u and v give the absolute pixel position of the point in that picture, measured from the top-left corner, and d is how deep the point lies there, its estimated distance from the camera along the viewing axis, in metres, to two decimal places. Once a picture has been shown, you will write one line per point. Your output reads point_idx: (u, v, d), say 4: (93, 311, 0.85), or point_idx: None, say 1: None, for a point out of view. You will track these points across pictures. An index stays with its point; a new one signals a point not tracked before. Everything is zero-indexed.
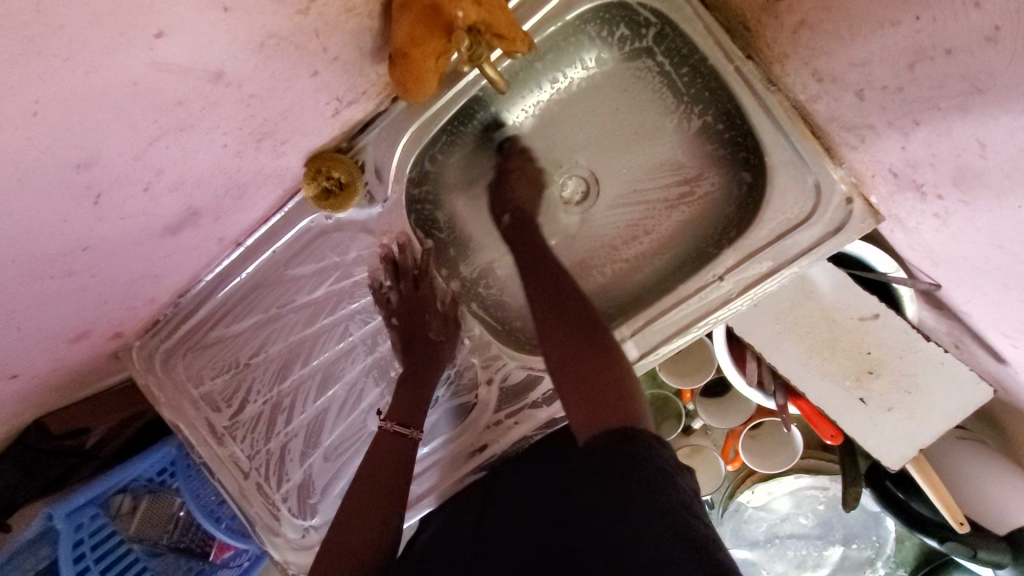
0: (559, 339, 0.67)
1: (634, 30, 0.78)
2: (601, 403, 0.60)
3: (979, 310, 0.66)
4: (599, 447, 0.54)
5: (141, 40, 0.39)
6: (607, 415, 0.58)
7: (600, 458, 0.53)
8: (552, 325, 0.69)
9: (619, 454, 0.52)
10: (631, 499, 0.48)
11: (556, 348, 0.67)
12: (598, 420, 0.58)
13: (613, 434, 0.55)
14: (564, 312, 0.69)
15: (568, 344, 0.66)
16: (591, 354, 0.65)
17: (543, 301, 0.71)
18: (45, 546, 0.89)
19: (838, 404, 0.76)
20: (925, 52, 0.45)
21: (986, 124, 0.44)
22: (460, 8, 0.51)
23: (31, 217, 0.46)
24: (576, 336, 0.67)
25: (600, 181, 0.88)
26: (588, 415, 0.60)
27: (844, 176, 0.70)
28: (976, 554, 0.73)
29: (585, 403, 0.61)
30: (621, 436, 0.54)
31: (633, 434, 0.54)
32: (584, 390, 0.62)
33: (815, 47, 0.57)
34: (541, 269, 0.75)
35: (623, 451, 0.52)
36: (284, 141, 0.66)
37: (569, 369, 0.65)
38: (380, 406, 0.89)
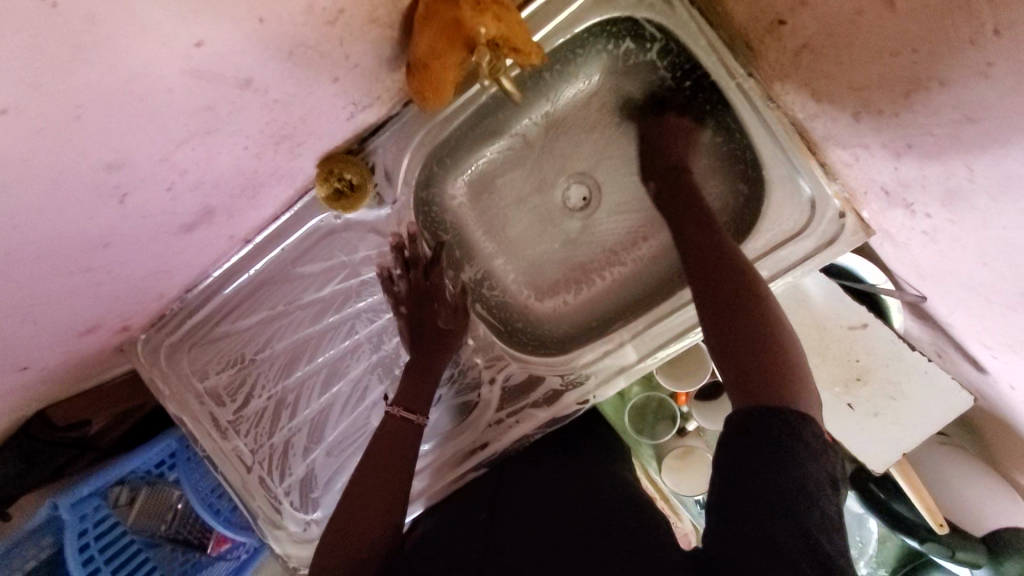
0: (721, 303, 0.62)
1: (639, 45, 0.81)
2: (763, 377, 0.55)
3: (962, 322, 0.69)
4: (761, 438, 0.51)
5: (182, 50, 0.41)
6: (771, 389, 0.54)
7: (751, 442, 0.51)
8: (712, 289, 0.63)
9: (772, 442, 0.50)
10: (771, 492, 0.48)
11: (716, 314, 0.61)
12: (760, 394, 0.54)
13: (783, 415, 0.51)
14: (729, 280, 0.63)
15: (727, 312, 0.61)
16: (755, 323, 0.59)
17: (703, 266, 0.66)
18: (48, 535, 0.91)
19: (827, 410, 0.79)
20: (920, 81, 0.48)
21: (975, 151, 0.47)
22: (482, 24, 0.53)
23: (61, 215, 0.47)
24: (738, 303, 0.61)
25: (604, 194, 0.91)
26: (744, 387, 0.55)
27: (838, 192, 0.73)
28: (954, 555, 0.77)
29: (744, 371, 0.56)
30: (790, 417, 0.51)
31: (804, 424, 0.51)
32: (744, 357, 0.57)
33: (815, 69, 0.60)
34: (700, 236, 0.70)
35: (777, 441, 0.50)
36: (300, 143, 0.68)
37: (726, 336, 0.59)
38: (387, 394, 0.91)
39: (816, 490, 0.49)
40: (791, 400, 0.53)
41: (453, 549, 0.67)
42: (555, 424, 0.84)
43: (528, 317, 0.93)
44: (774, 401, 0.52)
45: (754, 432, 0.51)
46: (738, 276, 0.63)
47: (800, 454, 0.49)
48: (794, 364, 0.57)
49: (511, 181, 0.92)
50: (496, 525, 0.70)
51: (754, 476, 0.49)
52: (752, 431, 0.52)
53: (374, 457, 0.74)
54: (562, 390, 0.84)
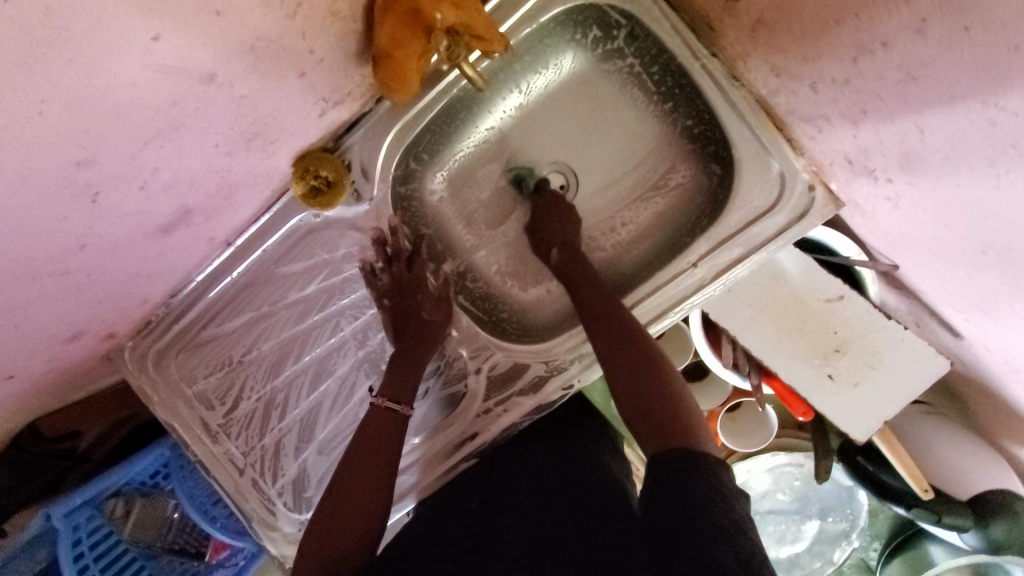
0: (623, 368, 0.70)
1: (606, 32, 0.82)
2: (667, 429, 0.64)
3: (933, 288, 0.70)
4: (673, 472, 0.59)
5: (141, 43, 0.42)
6: (672, 434, 0.63)
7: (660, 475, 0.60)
8: (612, 357, 0.72)
9: (674, 470, 0.59)
10: (685, 506, 0.55)
11: (621, 380, 0.70)
12: (664, 443, 0.63)
13: (682, 456, 0.60)
14: (625, 349, 0.72)
15: (631, 376, 0.69)
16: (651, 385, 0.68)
17: (605, 331, 0.74)
18: (43, 548, 0.92)
19: (809, 382, 0.80)
20: (866, 46, 0.49)
21: (923, 111, 0.49)
22: (438, 11, 0.55)
23: (34, 214, 0.48)
24: (638, 367, 0.70)
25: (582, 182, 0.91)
26: (654, 439, 0.64)
27: (806, 165, 0.74)
28: (941, 520, 0.77)
29: (651, 426, 0.65)
30: (684, 455, 0.60)
31: (699, 458, 0.60)
32: (650, 415, 0.66)
33: (772, 43, 0.61)
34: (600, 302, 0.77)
35: (680, 468, 0.59)
36: (272, 140, 0.69)
37: (633, 399, 0.68)
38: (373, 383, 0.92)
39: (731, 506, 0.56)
40: (691, 444, 0.62)
41: (441, 543, 0.67)
42: (541, 411, 0.85)
43: (512, 307, 0.94)
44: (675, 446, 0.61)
45: (661, 470, 0.60)
46: (634, 344, 0.72)
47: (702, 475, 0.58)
48: (689, 414, 0.66)
49: (488, 173, 0.93)
50: (497, 515, 0.69)
51: (667, 500, 0.57)
52: (660, 466, 0.61)
53: (362, 449, 0.75)
54: (548, 376, 0.85)
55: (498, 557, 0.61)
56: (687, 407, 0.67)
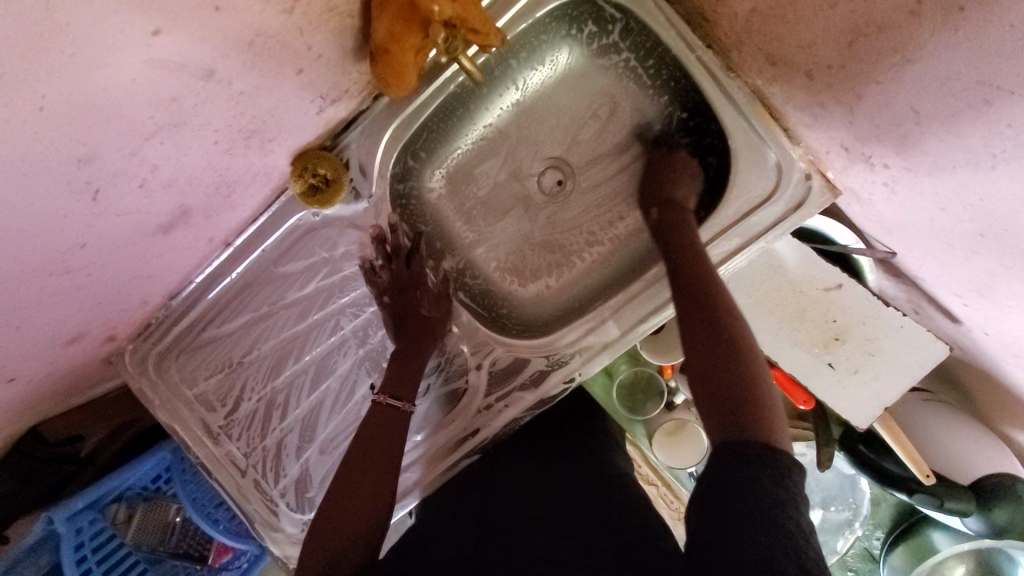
0: (706, 335, 0.62)
1: (601, 27, 0.82)
2: (739, 412, 0.56)
3: (931, 273, 0.71)
4: (737, 469, 0.51)
5: (140, 39, 0.42)
6: (747, 425, 0.55)
7: (716, 474, 0.52)
8: (693, 323, 0.64)
9: (730, 470, 0.51)
10: (741, 512, 0.48)
11: (697, 352, 0.62)
12: (734, 428, 0.55)
13: (752, 448, 0.52)
14: (712, 316, 0.64)
15: (712, 345, 0.61)
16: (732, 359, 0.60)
17: (687, 296, 0.67)
18: (46, 553, 0.91)
19: (809, 371, 0.80)
20: (861, 31, 0.50)
21: (919, 94, 0.49)
22: (435, 4, 0.55)
23: (35, 212, 0.48)
24: (717, 339, 0.62)
25: (580, 177, 0.92)
26: (720, 424, 0.56)
27: (802, 155, 0.74)
28: (944, 505, 0.77)
29: (721, 405, 0.58)
30: (760, 448, 0.51)
31: (777, 457, 0.51)
32: (723, 397, 0.58)
33: (767, 32, 0.61)
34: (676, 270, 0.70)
35: (738, 465, 0.51)
36: (271, 138, 0.69)
37: (708, 374, 0.60)
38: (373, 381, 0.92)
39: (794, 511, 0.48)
40: (764, 436, 0.53)
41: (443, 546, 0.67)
42: (543, 406, 0.85)
43: (513, 303, 0.95)
44: (747, 435, 0.53)
45: (724, 466, 0.52)
46: (719, 311, 0.64)
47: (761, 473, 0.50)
48: (769, 400, 0.57)
49: (486, 170, 0.93)
50: (495, 514, 0.70)
51: (723, 506, 0.49)
52: (720, 462, 0.53)
53: (366, 445, 0.75)
54: (549, 370, 0.85)
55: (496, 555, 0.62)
56: (764, 392, 0.58)
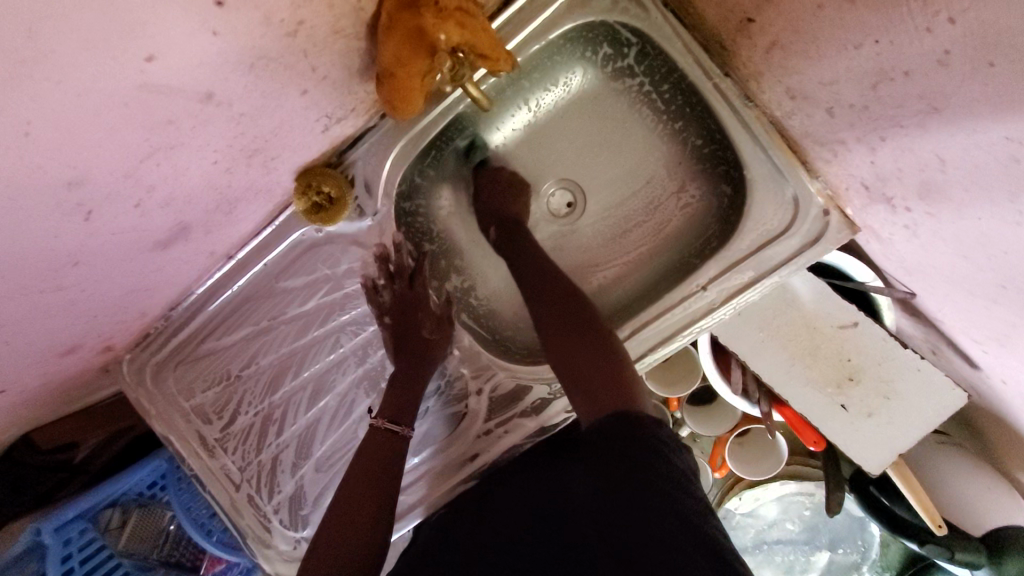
0: (559, 323, 0.72)
1: (616, 50, 0.79)
2: (603, 394, 0.65)
3: (952, 318, 0.68)
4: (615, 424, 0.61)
5: (133, 65, 0.41)
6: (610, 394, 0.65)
7: (613, 442, 0.59)
8: (559, 332, 0.72)
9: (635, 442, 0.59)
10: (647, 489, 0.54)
11: (561, 350, 0.71)
12: (599, 406, 0.65)
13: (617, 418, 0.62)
14: (568, 303, 0.74)
15: (568, 333, 0.72)
16: (589, 354, 0.69)
17: (553, 310, 0.74)
18: (32, 562, 0.88)
19: (821, 412, 0.78)
20: (886, 73, 0.48)
21: (944, 141, 0.47)
22: (442, 32, 0.53)
23: (24, 233, 0.47)
24: (585, 342, 0.70)
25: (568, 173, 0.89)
26: (589, 403, 0.66)
27: (821, 189, 0.71)
28: (953, 556, 0.75)
29: (588, 391, 0.67)
30: (624, 417, 0.61)
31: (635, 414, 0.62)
32: (592, 381, 0.67)
33: (786, 66, 0.59)
34: (552, 284, 0.76)
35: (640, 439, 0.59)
36: (273, 157, 0.67)
37: (578, 361, 0.69)
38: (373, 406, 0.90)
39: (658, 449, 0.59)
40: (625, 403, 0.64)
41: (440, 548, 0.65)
42: (545, 434, 0.83)
43: (516, 325, 0.93)
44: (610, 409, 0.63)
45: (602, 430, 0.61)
46: (579, 319, 0.73)
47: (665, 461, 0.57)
48: (627, 379, 0.67)
49: None
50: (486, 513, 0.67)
51: (625, 477, 0.56)
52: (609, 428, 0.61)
53: (360, 470, 0.74)
54: (552, 398, 0.83)
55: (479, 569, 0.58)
56: (627, 374, 0.68)
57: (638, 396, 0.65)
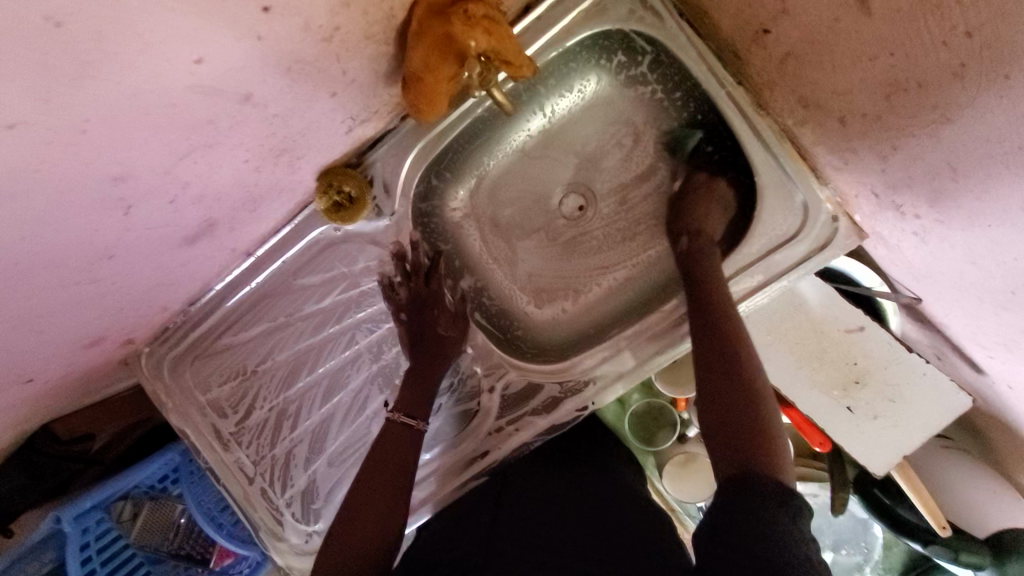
0: (715, 354, 0.63)
1: (631, 58, 0.82)
2: (750, 454, 0.56)
3: (957, 323, 0.69)
4: (750, 493, 0.51)
5: (184, 66, 0.43)
6: (755, 458, 0.55)
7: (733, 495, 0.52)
8: (714, 368, 0.62)
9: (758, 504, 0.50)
10: (764, 560, 0.46)
11: (717, 391, 0.61)
12: (742, 463, 0.55)
13: (764, 483, 0.52)
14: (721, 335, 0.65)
15: (725, 367, 0.62)
16: (745, 403, 0.59)
17: (709, 338, 0.65)
18: (50, 550, 0.91)
19: (827, 413, 0.79)
20: (900, 85, 0.49)
21: (957, 151, 0.49)
22: (472, 39, 0.55)
23: (68, 226, 0.49)
24: (739, 382, 0.61)
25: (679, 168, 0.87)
26: (731, 456, 0.57)
27: (830, 196, 0.73)
28: (958, 558, 0.77)
29: (729, 439, 0.58)
30: (777, 488, 0.51)
31: (788, 494, 0.51)
32: (738, 434, 0.58)
33: (801, 76, 0.61)
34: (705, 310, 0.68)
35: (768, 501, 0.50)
36: (300, 156, 0.69)
37: (727, 403, 0.60)
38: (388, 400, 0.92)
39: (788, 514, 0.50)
40: (773, 472, 0.54)
41: (454, 552, 0.67)
42: (556, 431, 0.85)
43: (529, 325, 0.94)
44: (755, 470, 0.54)
45: (737, 490, 0.52)
46: (738, 360, 0.62)
47: (793, 527, 0.49)
48: (777, 445, 0.57)
49: (510, 194, 0.94)
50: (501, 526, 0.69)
51: (750, 540, 0.48)
52: (737, 492, 0.52)
53: (377, 463, 0.75)
54: (561, 398, 0.85)
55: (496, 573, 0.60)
56: (776, 440, 0.58)
57: (784, 468, 0.55)
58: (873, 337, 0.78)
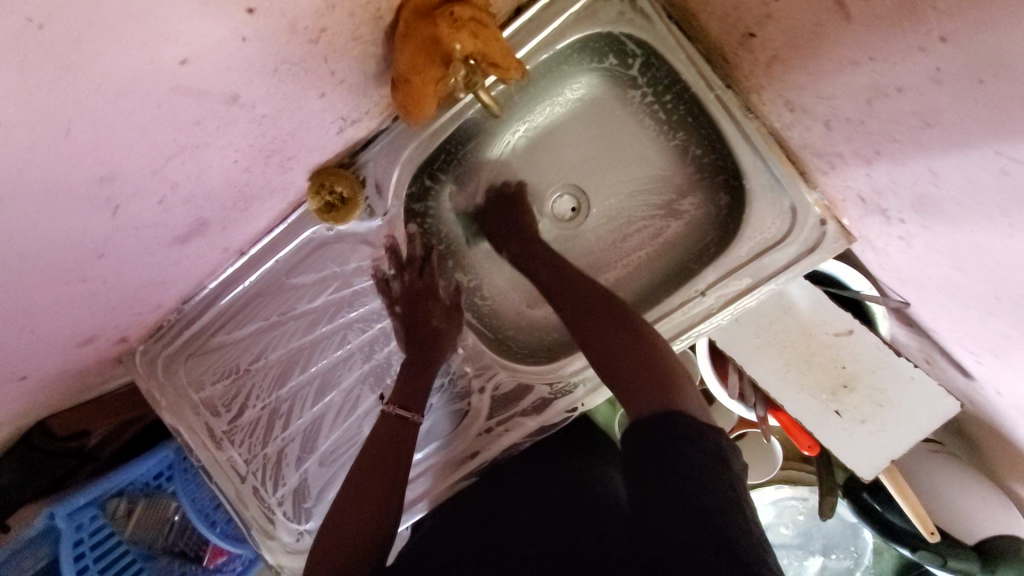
0: (595, 317, 0.72)
1: (621, 61, 0.81)
2: (650, 396, 0.62)
3: (945, 327, 0.70)
4: (657, 431, 0.57)
5: (168, 67, 0.43)
6: (650, 395, 0.62)
7: (652, 436, 0.57)
8: (605, 340, 0.69)
9: (678, 445, 0.55)
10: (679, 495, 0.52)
11: (604, 348, 0.69)
12: (644, 404, 0.61)
13: (661, 416, 0.58)
14: (593, 304, 0.74)
15: (602, 325, 0.71)
16: (632, 354, 0.67)
17: (586, 304, 0.74)
18: (45, 545, 0.91)
19: (816, 416, 0.79)
20: (882, 89, 0.50)
21: (936, 155, 0.49)
22: (457, 42, 0.55)
23: (56, 226, 0.50)
24: (619, 334, 0.69)
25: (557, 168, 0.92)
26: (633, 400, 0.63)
27: (818, 200, 0.73)
28: (947, 564, 0.76)
29: (627, 384, 0.65)
30: (666, 416, 0.58)
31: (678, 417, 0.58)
32: (631, 378, 0.65)
33: (787, 80, 0.61)
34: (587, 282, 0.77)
35: (684, 442, 0.55)
36: (290, 157, 0.70)
37: (610, 358, 0.68)
38: (383, 391, 0.93)
39: (695, 446, 0.55)
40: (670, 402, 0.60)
41: (455, 545, 0.68)
42: (545, 432, 0.85)
43: (520, 325, 0.95)
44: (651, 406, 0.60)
45: (646, 430, 0.58)
46: (622, 321, 0.71)
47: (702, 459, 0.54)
48: (671, 377, 0.64)
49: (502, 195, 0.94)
50: (497, 525, 0.69)
51: (668, 477, 0.53)
52: (652, 433, 0.57)
53: (363, 461, 0.75)
54: (551, 398, 0.85)
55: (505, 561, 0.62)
56: (668, 374, 0.64)
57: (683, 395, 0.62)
58: (862, 337, 0.77)
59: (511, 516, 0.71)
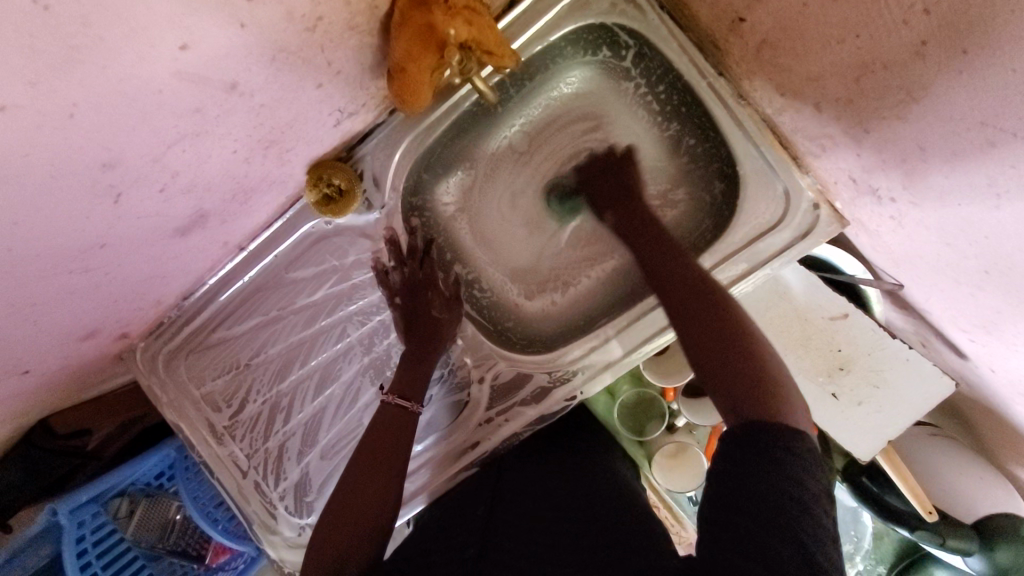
0: (688, 305, 0.65)
1: (615, 52, 0.83)
2: (750, 404, 0.55)
3: (938, 308, 0.70)
4: (753, 439, 0.52)
5: (168, 52, 0.44)
6: (755, 403, 0.55)
7: (745, 445, 0.52)
8: (700, 329, 0.62)
9: (759, 454, 0.51)
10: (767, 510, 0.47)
11: (699, 340, 0.62)
12: (746, 413, 0.55)
13: (767, 429, 0.52)
14: (686, 291, 0.67)
15: (698, 313, 0.64)
16: (731, 350, 0.60)
17: (674, 290, 0.68)
18: (47, 544, 0.92)
19: (814, 399, 0.80)
20: (868, 67, 0.51)
21: (925, 131, 0.50)
22: (452, 28, 0.56)
23: (59, 213, 0.50)
24: (716, 323, 0.62)
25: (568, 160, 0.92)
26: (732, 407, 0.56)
27: (811, 184, 0.74)
28: (944, 543, 0.77)
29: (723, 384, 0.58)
30: (779, 433, 0.51)
31: (790, 436, 0.51)
32: (731, 380, 0.58)
33: (778, 64, 0.62)
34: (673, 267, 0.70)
35: (773, 452, 0.50)
36: (289, 148, 0.71)
37: (707, 351, 0.61)
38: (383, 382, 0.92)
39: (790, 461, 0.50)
40: (779, 417, 0.53)
41: (453, 534, 0.68)
42: (546, 421, 0.86)
43: (518, 317, 0.95)
44: (756, 419, 0.53)
45: (742, 442, 0.52)
46: (719, 309, 0.64)
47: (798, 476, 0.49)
48: (778, 387, 0.57)
49: (499, 189, 0.95)
50: (497, 512, 0.69)
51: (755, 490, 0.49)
52: (741, 442, 0.52)
53: (365, 450, 0.76)
54: (551, 386, 0.85)
55: (500, 547, 0.62)
56: (773, 379, 0.57)
57: (791, 409, 0.55)
58: (858, 320, 0.79)
59: (511, 504, 0.71)
